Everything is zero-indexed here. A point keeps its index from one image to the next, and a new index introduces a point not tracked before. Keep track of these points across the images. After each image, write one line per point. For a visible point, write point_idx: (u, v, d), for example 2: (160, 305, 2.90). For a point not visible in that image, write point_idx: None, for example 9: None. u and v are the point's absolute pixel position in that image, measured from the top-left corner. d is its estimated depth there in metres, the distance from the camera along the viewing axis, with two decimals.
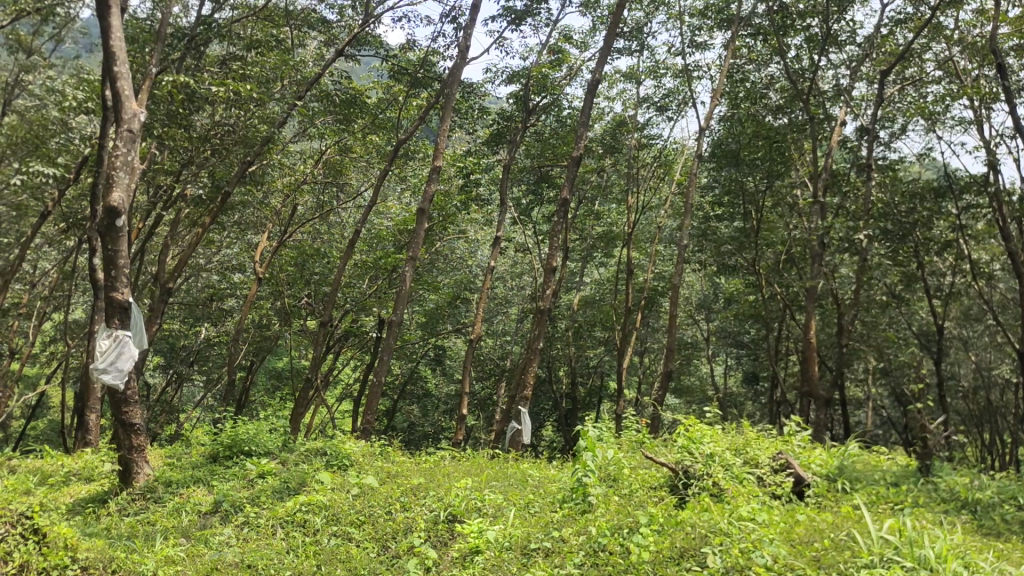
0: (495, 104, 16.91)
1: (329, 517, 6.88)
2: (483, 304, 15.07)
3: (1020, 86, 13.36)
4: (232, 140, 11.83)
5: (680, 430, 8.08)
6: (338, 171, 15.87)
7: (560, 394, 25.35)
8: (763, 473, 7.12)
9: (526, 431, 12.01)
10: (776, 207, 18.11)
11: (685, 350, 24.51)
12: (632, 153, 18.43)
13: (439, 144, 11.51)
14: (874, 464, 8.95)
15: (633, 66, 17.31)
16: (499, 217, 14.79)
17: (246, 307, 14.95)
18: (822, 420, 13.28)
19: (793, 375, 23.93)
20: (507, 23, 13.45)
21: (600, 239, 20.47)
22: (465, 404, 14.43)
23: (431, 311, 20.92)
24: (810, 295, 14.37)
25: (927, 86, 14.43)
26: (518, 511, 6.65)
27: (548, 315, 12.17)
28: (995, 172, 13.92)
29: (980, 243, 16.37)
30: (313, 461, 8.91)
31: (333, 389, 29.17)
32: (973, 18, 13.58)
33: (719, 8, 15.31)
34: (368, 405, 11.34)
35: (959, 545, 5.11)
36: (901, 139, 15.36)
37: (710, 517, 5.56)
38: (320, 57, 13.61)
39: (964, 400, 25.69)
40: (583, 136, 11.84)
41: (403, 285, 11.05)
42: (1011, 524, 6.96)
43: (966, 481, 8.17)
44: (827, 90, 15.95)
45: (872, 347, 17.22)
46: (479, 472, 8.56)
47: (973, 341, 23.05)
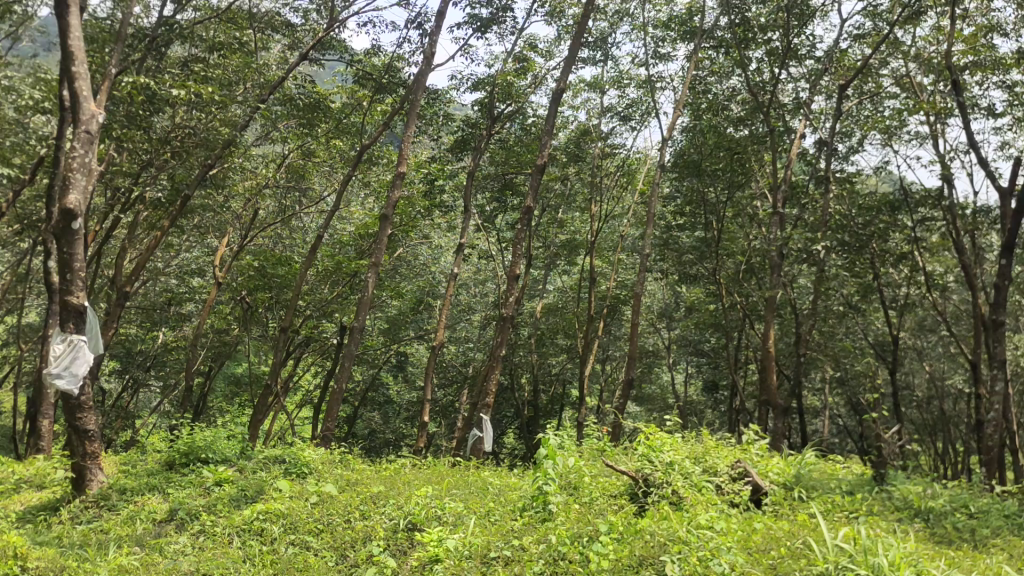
0: (460, 112, 16.90)
1: (287, 526, 6.80)
2: (446, 311, 14.97)
3: (974, 103, 13.66)
4: (193, 144, 11.70)
5: (640, 438, 8.11)
6: (301, 175, 15.77)
7: (522, 402, 25.36)
8: (722, 481, 7.20)
9: (488, 438, 11.98)
10: (737, 217, 18.33)
11: (646, 358, 24.68)
12: (596, 161, 18.51)
13: (404, 149, 11.40)
14: (830, 472, 9.08)
15: (598, 75, 17.42)
16: (464, 224, 14.70)
17: (205, 313, 14.71)
18: (780, 428, 13.40)
19: (752, 384, 24.22)
20: (473, 30, 13.46)
21: (564, 247, 20.55)
22: (427, 411, 14.28)
23: (393, 318, 20.82)
24: (768, 304, 14.49)
25: (885, 100, 14.71)
26: (478, 519, 6.64)
27: (511, 322, 12.15)
28: (950, 185, 14.20)
29: (934, 255, 16.70)
30: (271, 468, 8.82)
31: (294, 396, 28.91)
32: (929, 35, 13.85)
33: (683, 20, 15.49)
34: (328, 412, 11.17)
35: (912, 553, 5.21)
36: (858, 152, 15.64)
37: (669, 524, 5.60)
38: (284, 61, 13.50)
39: (918, 410, 26.17)
40: (548, 145, 11.84)
41: (365, 291, 10.91)
42: (962, 531, 7.10)
43: (919, 489, 8.31)
44: (787, 103, 16.16)
45: (829, 356, 17.46)
46: (440, 480, 8.53)
47: (927, 352, 23.51)
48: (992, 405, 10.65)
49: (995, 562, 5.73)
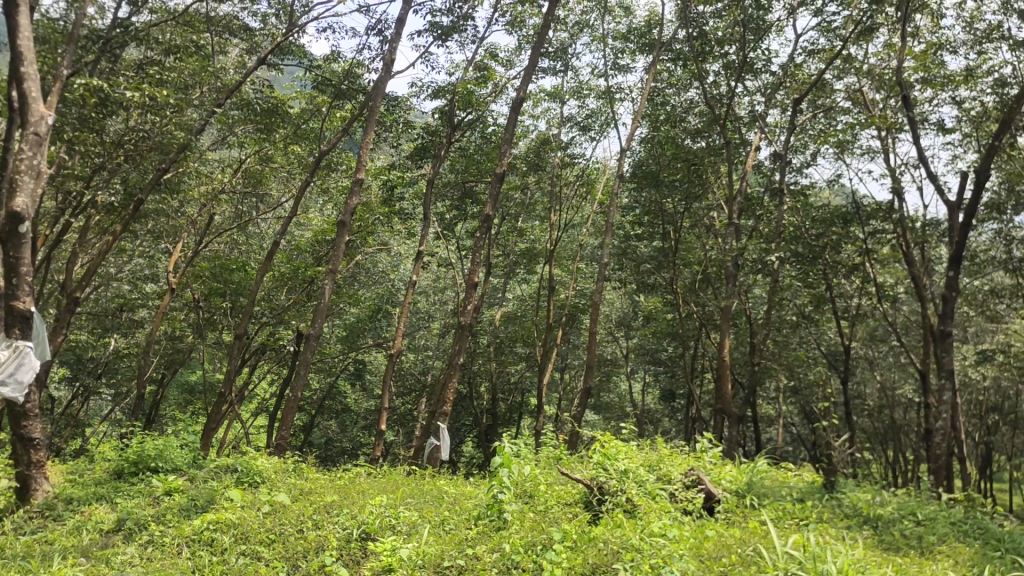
0: (420, 119, 16.86)
1: (239, 536, 6.70)
2: (404, 319, 14.83)
3: (924, 118, 13.99)
4: (146, 147, 11.49)
5: (595, 446, 8.15)
6: (258, 180, 15.61)
7: (480, 411, 25.33)
8: (675, 489, 7.26)
9: (445, 447, 11.85)
10: (694, 228, 18.53)
11: (604, 367, 24.81)
12: (556, 171, 18.61)
13: (362, 155, 11.27)
14: (781, 480, 9.21)
15: (558, 85, 17.52)
16: (423, 231, 14.62)
17: (157, 319, 14.44)
18: (734, 437, 13.53)
19: (708, 393, 24.46)
20: (434, 38, 13.46)
21: (523, 255, 20.62)
22: (384, 419, 14.16)
23: (350, 325, 20.66)
24: (723, 314, 14.62)
25: (838, 115, 15.01)
26: (432, 528, 6.60)
27: (469, 330, 12.11)
28: (900, 199, 14.51)
29: (885, 266, 17.01)
30: (223, 478, 8.70)
31: (249, 404, 28.55)
32: (881, 51, 14.16)
33: (642, 32, 15.67)
34: (283, 420, 11.00)
35: (860, 559, 5.28)
36: (812, 165, 15.94)
37: (622, 532, 5.62)
38: (242, 65, 13.37)
39: (870, 418, 26.64)
40: (507, 154, 11.82)
41: (322, 298, 10.77)
42: (909, 538, 7.22)
43: (868, 496, 8.43)
44: (743, 116, 16.39)
45: (783, 366, 17.70)
46: (395, 488, 8.47)
47: (878, 362, 23.96)
48: (940, 414, 10.87)
49: (941, 568, 5.83)
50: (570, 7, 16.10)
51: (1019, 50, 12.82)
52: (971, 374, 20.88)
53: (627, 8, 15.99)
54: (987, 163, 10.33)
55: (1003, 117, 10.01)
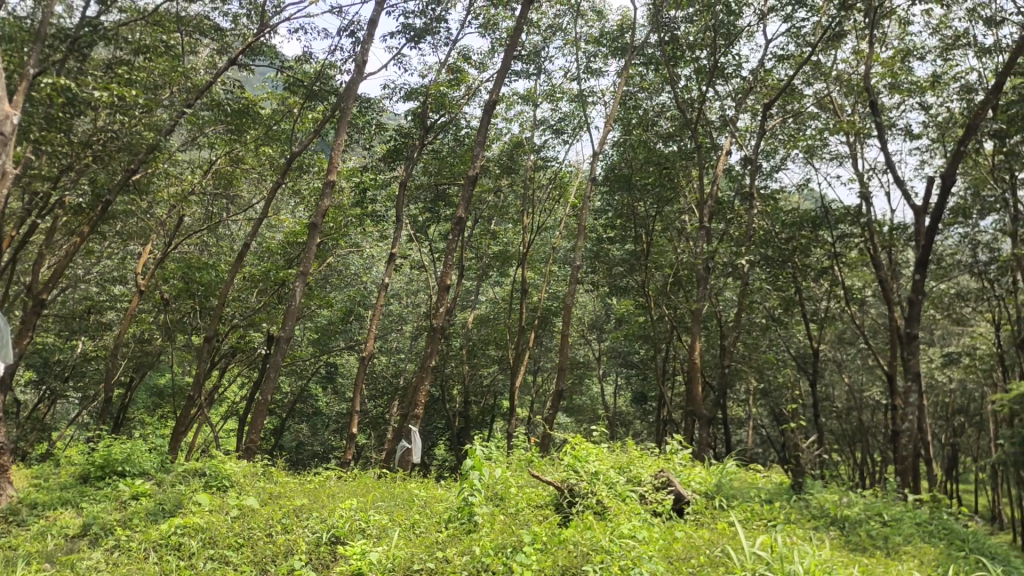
0: (392, 121, 16.81)
1: (206, 540, 6.63)
2: (376, 322, 14.70)
3: (891, 124, 14.18)
4: (114, 147, 11.33)
5: (566, 448, 8.17)
6: (229, 182, 15.49)
7: (453, 413, 25.31)
8: (645, 491, 7.31)
9: (418, 451, 11.68)
10: (666, 231, 18.65)
11: (576, 370, 24.87)
12: (528, 174, 18.64)
13: (334, 157, 11.18)
14: (750, 481, 9.30)
15: (530, 88, 17.56)
16: (396, 234, 14.55)
17: (125, 322, 14.22)
18: (704, 439, 13.61)
19: (680, 395, 24.61)
20: (406, 40, 13.42)
21: (496, 258, 20.64)
22: (355, 422, 14.08)
23: (322, 328, 20.54)
24: (694, 316, 14.66)
25: (807, 120, 15.19)
26: (403, 532, 6.57)
27: (442, 333, 12.05)
28: (868, 203, 14.70)
29: (853, 270, 17.21)
30: (191, 482, 8.61)
31: (219, 408, 28.29)
32: (850, 57, 14.33)
33: (614, 36, 15.75)
34: (252, 423, 10.87)
35: (826, 560, 5.33)
36: (781, 170, 16.11)
37: (592, 534, 5.65)
38: (212, 65, 13.27)
39: (838, 420, 26.93)
40: (480, 157, 11.77)
41: (293, 301, 10.67)
42: (876, 539, 7.30)
43: (835, 497, 8.53)
44: (714, 120, 16.52)
45: (753, 368, 17.84)
46: (366, 492, 8.43)
47: (846, 364, 24.24)
48: (906, 416, 11.01)
49: (906, 569, 5.91)
50: (543, 10, 16.14)
51: (984, 57, 13.04)
52: (937, 376, 21.20)
53: (600, 13, 16.06)
54: (953, 168, 10.47)
55: (968, 123, 10.15)
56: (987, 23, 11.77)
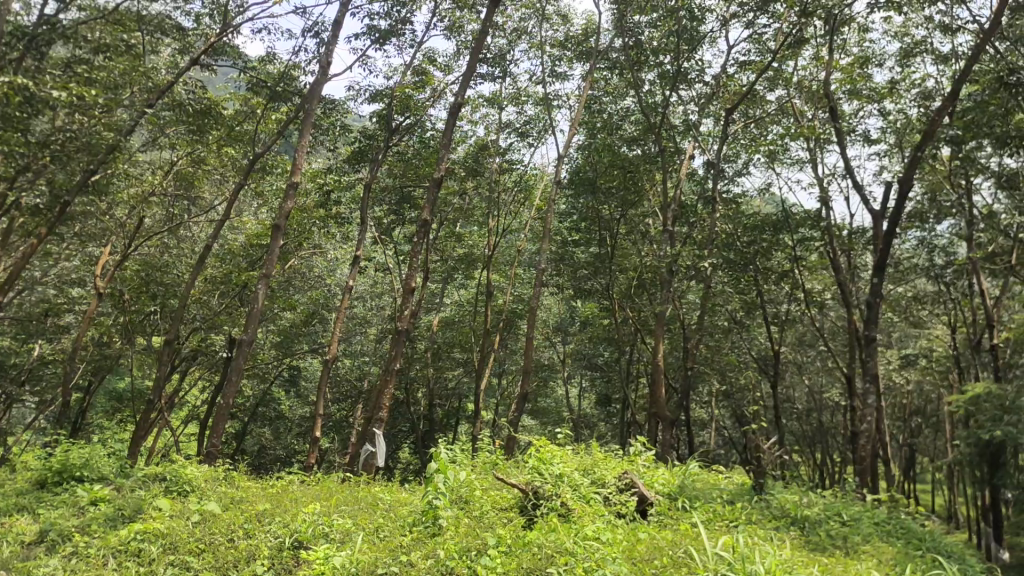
0: (357, 123, 16.73)
1: (167, 546, 6.53)
2: (340, 326, 14.52)
3: (850, 129, 14.42)
4: (74, 147, 11.06)
5: (531, 451, 8.17)
6: (190, 182, 15.32)
7: (417, 416, 25.25)
8: (609, 492, 7.35)
9: (382, 454, 11.40)
10: (630, 234, 18.80)
11: (541, 372, 24.95)
12: (494, 177, 18.64)
13: (298, 158, 11.07)
14: (712, 482, 9.39)
15: (496, 91, 17.57)
16: (360, 236, 14.40)
17: (85, 324, 13.82)
18: (668, 440, 13.70)
19: (643, 398, 24.78)
20: (371, 41, 13.37)
21: (461, 261, 20.62)
22: (319, 426, 13.92)
23: (285, 330, 20.36)
24: (658, 319, 14.72)
25: (769, 125, 15.39)
26: (366, 536, 6.54)
27: (406, 335, 11.97)
28: (827, 208, 14.93)
29: (814, 273, 17.45)
30: (151, 487, 8.49)
31: (180, 412, 27.93)
32: (810, 64, 14.55)
33: (579, 40, 15.81)
34: (213, 427, 10.71)
35: (786, 560, 5.40)
36: (743, 174, 16.31)
37: (556, 536, 5.66)
38: (173, 65, 13.13)
39: (799, 422, 27.27)
40: (445, 159, 11.70)
41: (256, 303, 10.56)
42: (835, 538, 7.41)
43: (795, 497, 8.64)
44: (677, 124, 16.65)
45: (715, 370, 18.00)
46: (329, 496, 8.36)
47: (807, 366, 24.57)
48: (865, 417, 11.16)
49: (864, 568, 6.00)
50: (508, 14, 16.16)
51: (941, 64, 13.30)
52: (894, 378, 21.59)
53: (565, 17, 16.12)
54: (910, 174, 10.64)
55: (925, 129, 10.32)
56: (943, 31, 12.00)
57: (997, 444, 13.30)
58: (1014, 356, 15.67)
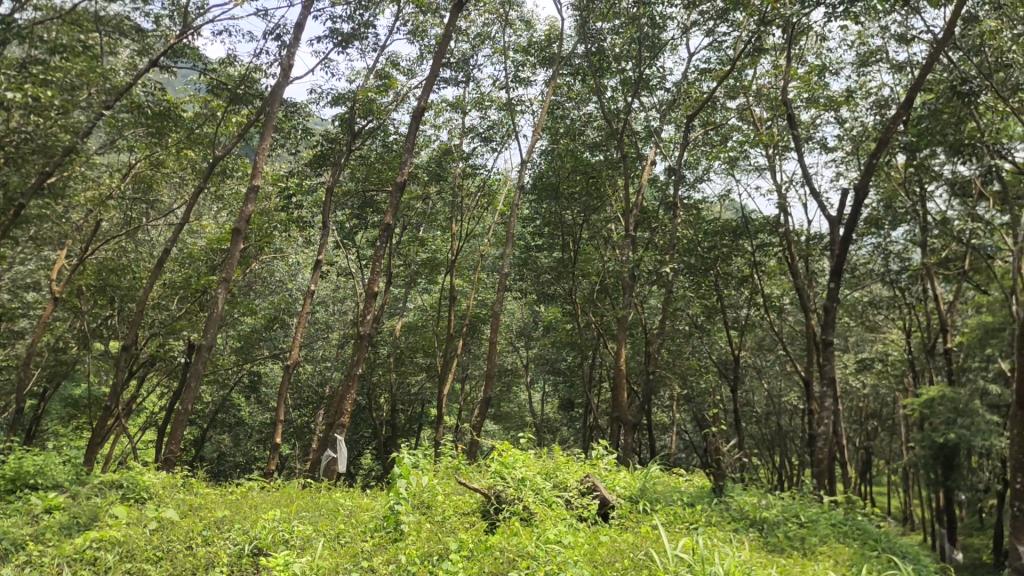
0: (319, 126, 16.61)
1: (123, 554, 6.40)
2: (303, 330, 14.27)
3: (808, 137, 14.64)
4: (29, 149, 10.85)
5: (493, 455, 8.18)
6: (149, 186, 15.12)
7: (380, 421, 25.16)
8: (571, 496, 7.39)
9: (343, 460, 11.31)
10: (593, 239, 18.93)
11: (504, 377, 25.00)
12: (457, 181, 18.61)
13: (259, 161, 10.91)
14: (672, 485, 9.48)
15: (459, 96, 17.57)
16: (322, 241, 14.13)
17: (39, 329, 13.52)
18: (629, 443, 13.78)
19: (605, 402, 24.91)
20: (334, 45, 13.32)
21: (424, 266, 20.59)
22: (280, 432, 13.74)
23: (245, 335, 20.14)
24: (620, 323, 14.75)
25: (728, 132, 15.58)
26: (327, 542, 6.49)
27: (368, 339, 11.82)
28: (786, 214, 15.12)
29: (773, 278, 17.70)
30: (107, 494, 8.34)
31: (138, 418, 27.52)
32: (768, 72, 14.78)
33: (542, 46, 15.86)
34: (171, 433, 10.52)
35: (745, 561, 5.46)
36: (704, 180, 16.50)
37: (518, 540, 5.67)
38: (132, 67, 12.91)
39: (758, 425, 27.61)
40: (408, 163, 11.53)
41: (215, 308, 10.39)
42: (793, 539, 7.51)
43: (754, 499, 8.74)
44: (639, 131, 16.79)
45: (676, 374, 18.16)
46: (289, 502, 8.27)
47: (766, 370, 24.90)
48: (823, 420, 11.30)
49: (822, 569, 6.08)
50: (472, 19, 16.19)
51: (896, 73, 13.56)
52: (851, 382, 21.96)
53: (528, 22, 16.17)
54: (866, 180, 10.80)
55: (880, 136, 10.46)
56: (898, 41, 12.23)
57: (950, 447, 13.59)
58: (966, 360, 16.01)
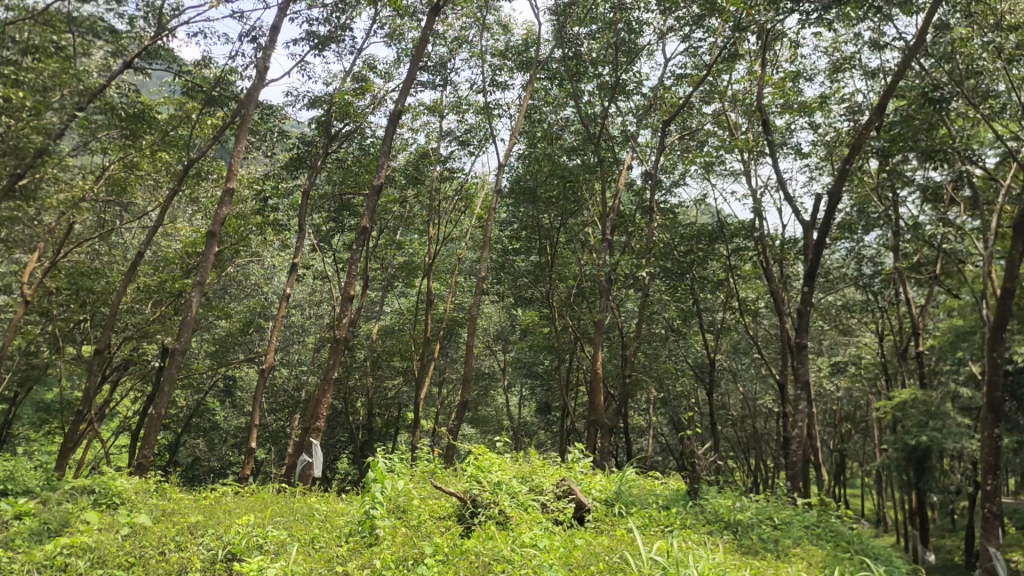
0: (295, 129, 16.50)
1: (95, 560, 6.32)
2: (278, 333, 14.13)
3: (782, 142, 14.75)
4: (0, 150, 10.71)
5: (469, 459, 8.16)
6: (123, 188, 14.96)
7: (356, 425, 25.07)
8: (547, 499, 7.39)
9: (318, 465, 11.21)
10: (570, 243, 19.01)
11: (481, 381, 24.98)
12: (434, 185, 18.58)
13: (234, 163, 10.81)
14: (648, 488, 9.50)
15: (436, 99, 17.54)
16: (298, 244, 14.05)
17: (10, 334, 13.32)
18: (605, 447, 13.81)
19: (582, 406, 24.97)
20: (310, 47, 13.26)
21: (401, 270, 20.54)
22: (255, 436, 13.58)
23: (220, 339, 19.98)
24: (597, 327, 14.75)
25: (704, 137, 15.67)
26: (302, 547, 6.45)
27: (344, 343, 11.75)
28: (761, 218, 15.23)
29: (748, 282, 17.81)
30: (78, 500, 8.22)
31: (111, 423, 27.22)
32: (743, 77, 14.89)
33: (519, 51, 15.87)
34: (144, 438, 10.40)
35: (719, 564, 5.49)
36: (680, 185, 16.59)
37: (493, 544, 5.66)
38: (107, 68, 12.65)
39: (734, 428, 27.77)
40: (385, 166, 11.47)
41: (188, 312, 10.28)
42: (767, 542, 7.56)
43: (729, 502, 8.78)
44: (616, 135, 16.85)
45: (652, 378, 18.23)
46: (264, 507, 8.21)
47: (741, 374, 25.08)
48: (797, 423, 11.38)
49: (796, 570, 6.12)
50: (449, 22, 16.18)
51: (869, 79, 13.70)
52: (825, 385, 22.15)
53: (505, 26, 16.19)
54: (839, 185, 10.89)
55: (853, 142, 10.55)
56: (871, 47, 12.36)
57: (922, 449, 13.73)
58: (937, 363, 16.19)
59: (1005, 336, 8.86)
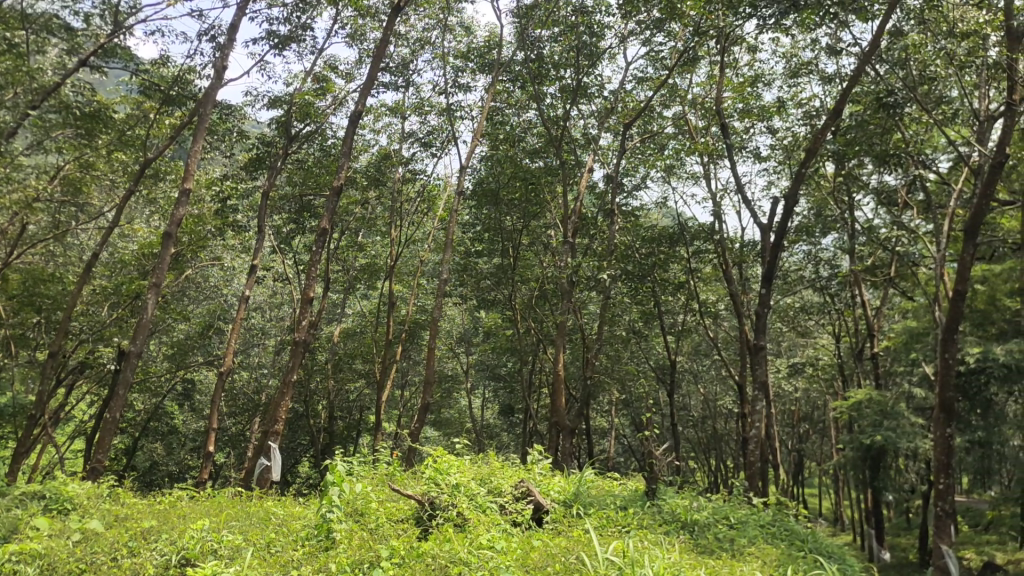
0: (256, 129, 16.35)
1: (44, 567, 6.16)
2: (236, 334, 13.78)
3: (741, 145, 14.93)
4: None
5: (427, 462, 8.12)
6: (79, 188, 14.66)
7: (318, 428, 24.90)
8: (505, 501, 7.40)
9: (275, 468, 11.09)
10: (532, 245, 19.30)
11: (444, 383, 24.97)
12: (397, 187, 18.52)
13: (190, 164, 10.63)
14: (606, 489, 9.53)
15: (399, 100, 17.48)
16: (257, 245, 13.72)
17: None
18: (566, 448, 13.81)
19: (544, 407, 25.05)
20: (270, 47, 13.15)
21: (364, 271, 20.47)
22: (213, 438, 13.03)
23: (178, 342, 19.70)
24: (559, 328, 14.71)
25: (665, 140, 15.80)
26: (257, 551, 6.38)
27: (304, 345, 11.59)
28: (720, 221, 15.37)
29: (707, 283, 18.02)
30: (28, 504, 8.05)
31: (66, 428, 26.77)
32: (702, 81, 15.05)
33: (481, 52, 15.86)
34: (97, 442, 10.21)
35: (674, 563, 5.54)
36: (641, 188, 16.72)
37: (450, 546, 5.63)
38: (61, 66, 12.08)
39: (694, 429, 28.04)
40: (345, 167, 11.34)
41: (144, 314, 10.09)
42: (723, 541, 7.63)
43: (686, 502, 8.84)
44: (577, 138, 16.96)
45: (614, 379, 18.37)
46: (218, 512, 8.12)
47: (701, 375, 25.35)
48: (754, 422, 11.49)
49: (749, 568, 6.21)
50: (411, 23, 16.16)
51: (826, 84, 13.89)
52: (784, 386, 22.43)
53: (468, 28, 16.18)
54: (795, 189, 11.03)
55: (808, 146, 10.68)
56: (828, 52, 12.55)
57: (877, 448, 13.94)
58: (891, 364, 16.48)
59: (956, 337, 9.02)
